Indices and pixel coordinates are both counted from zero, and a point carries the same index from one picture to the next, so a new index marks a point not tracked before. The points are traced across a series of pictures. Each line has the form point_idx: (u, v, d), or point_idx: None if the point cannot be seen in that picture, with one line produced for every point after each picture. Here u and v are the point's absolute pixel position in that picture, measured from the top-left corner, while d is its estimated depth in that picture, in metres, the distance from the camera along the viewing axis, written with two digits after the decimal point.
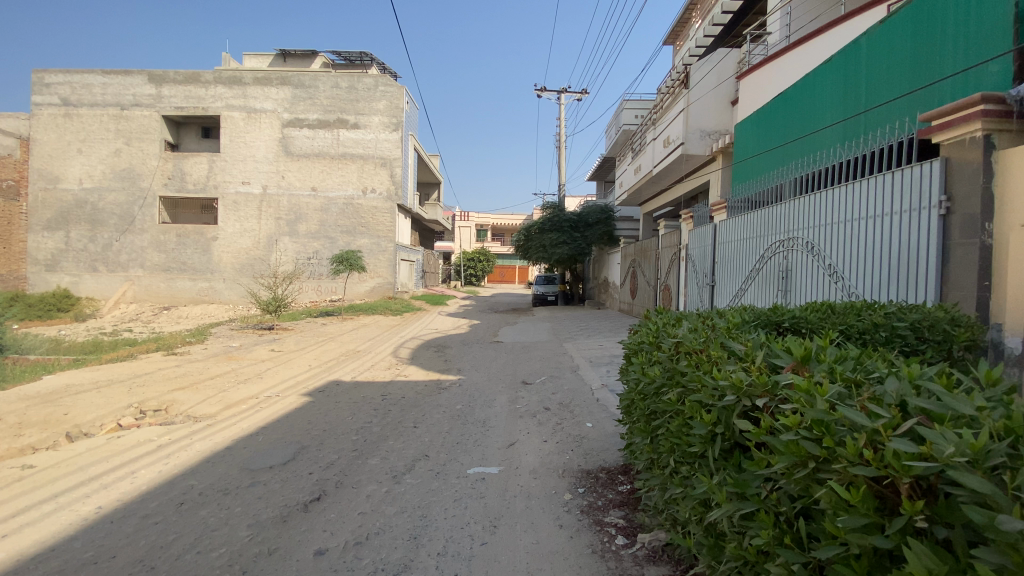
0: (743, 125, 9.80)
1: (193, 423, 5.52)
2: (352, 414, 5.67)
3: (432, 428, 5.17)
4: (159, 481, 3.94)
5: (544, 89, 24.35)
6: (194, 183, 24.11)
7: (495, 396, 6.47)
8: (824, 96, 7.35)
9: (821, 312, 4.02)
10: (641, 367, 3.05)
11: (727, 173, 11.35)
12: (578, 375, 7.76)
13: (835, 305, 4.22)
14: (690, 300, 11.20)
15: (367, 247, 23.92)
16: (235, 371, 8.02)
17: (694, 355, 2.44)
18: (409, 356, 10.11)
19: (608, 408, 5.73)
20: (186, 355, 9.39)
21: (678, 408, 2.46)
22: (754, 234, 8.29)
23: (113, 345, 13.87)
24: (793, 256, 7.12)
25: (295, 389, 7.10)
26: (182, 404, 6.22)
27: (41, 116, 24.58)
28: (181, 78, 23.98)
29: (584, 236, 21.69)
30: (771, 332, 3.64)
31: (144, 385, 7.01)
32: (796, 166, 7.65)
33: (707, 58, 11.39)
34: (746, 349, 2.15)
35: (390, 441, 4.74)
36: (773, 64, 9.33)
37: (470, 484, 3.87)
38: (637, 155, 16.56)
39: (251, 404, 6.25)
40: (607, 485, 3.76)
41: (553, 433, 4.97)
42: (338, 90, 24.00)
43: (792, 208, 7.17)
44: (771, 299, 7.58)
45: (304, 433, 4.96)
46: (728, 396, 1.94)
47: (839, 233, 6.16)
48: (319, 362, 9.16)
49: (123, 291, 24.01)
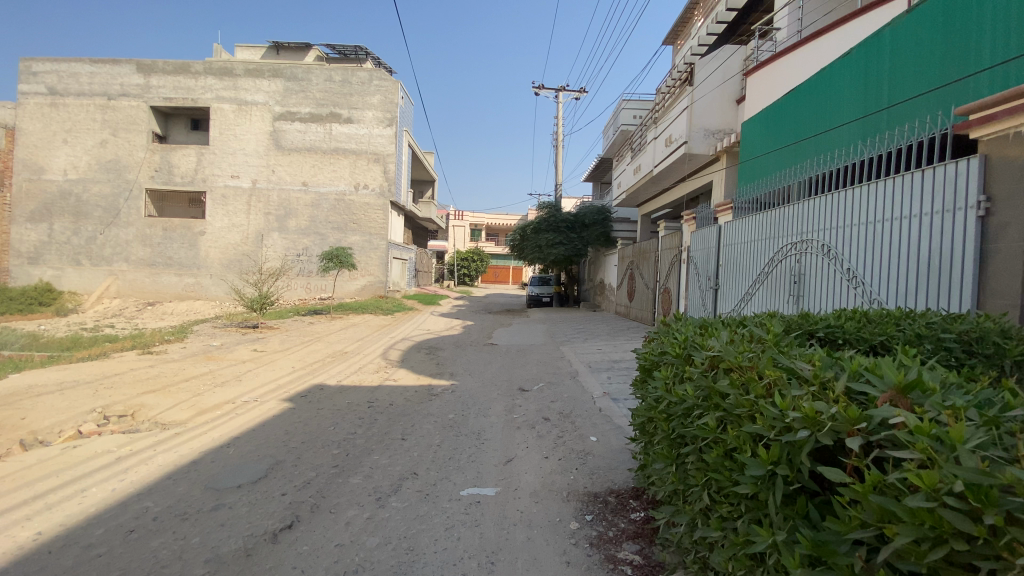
0: (750, 123, 9.43)
1: (160, 432, 5.03)
2: (334, 423, 5.23)
3: (422, 440, 4.73)
4: (109, 503, 3.46)
5: (542, 87, 24.02)
6: (182, 176, 23.45)
7: (490, 405, 6.03)
8: (842, 93, 6.95)
9: (857, 320, 3.62)
10: (664, 378, 2.65)
11: (731, 174, 11.03)
12: (578, 381, 7.34)
13: (869, 314, 3.83)
14: (692, 304, 10.85)
15: (359, 245, 23.37)
16: (212, 373, 7.51)
17: (739, 372, 2.05)
18: (399, 358, 9.63)
19: (613, 421, 5.29)
20: (164, 355, 8.85)
21: (718, 436, 2.06)
22: (763, 236, 7.92)
23: (93, 341, 13.29)
24: (805, 260, 6.77)
25: (275, 394, 6.61)
26: (150, 409, 5.71)
27: (26, 104, 23.58)
28: (170, 68, 23.31)
29: (579, 236, 21.30)
30: (806, 342, 3.23)
31: (112, 387, 6.50)
32: (808, 165, 7.27)
33: (712, 55, 11.05)
34: (814, 368, 1.75)
35: (375, 456, 4.30)
36: (783, 60, 8.93)
37: (462, 509, 3.44)
38: (637, 155, 16.20)
39: (226, 411, 5.75)
40: (618, 512, 3.33)
41: (554, 448, 4.54)
42: (331, 84, 23.42)
43: (805, 209, 6.81)
44: (782, 304, 7.21)
45: (281, 445, 4.49)
46: (800, 431, 1.55)
47: (858, 237, 5.81)
48: (303, 364, 8.66)
49: (106, 285, 23.26)
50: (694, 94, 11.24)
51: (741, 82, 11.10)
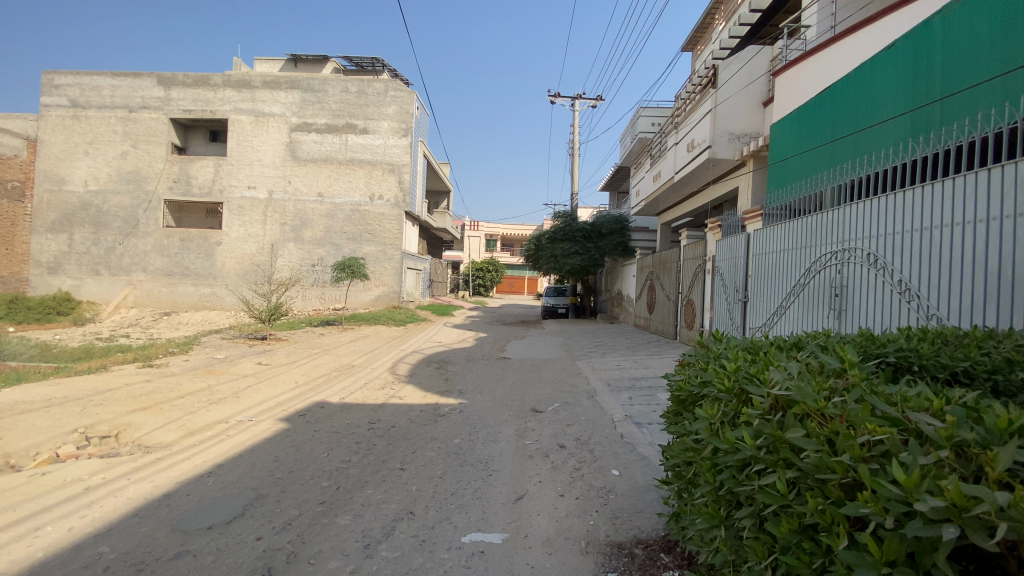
0: (780, 123, 8.85)
1: (140, 457, 4.63)
2: (329, 448, 4.76)
3: (422, 471, 4.24)
4: (62, 546, 3.05)
5: (558, 95, 23.66)
6: (200, 187, 23.55)
7: (501, 428, 5.52)
8: (886, 87, 6.35)
9: (929, 342, 2.94)
10: (707, 414, 2.15)
11: (759, 179, 10.52)
12: (596, 402, 6.78)
13: (942, 335, 3.17)
14: (718, 317, 10.23)
15: (373, 255, 23.16)
16: (210, 389, 7.15)
17: (823, 422, 1.56)
18: (408, 373, 9.17)
19: (636, 450, 4.75)
20: (164, 368, 8.55)
21: (793, 506, 1.56)
22: (797, 245, 7.32)
23: (105, 351, 13.18)
24: (847, 271, 6.16)
25: (271, 413, 6.18)
26: (135, 430, 5.34)
27: (49, 117, 24.05)
28: (190, 81, 23.59)
29: (597, 246, 20.72)
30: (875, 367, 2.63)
31: (101, 404, 6.15)
32: (848, 167, 6.68)
33: (737, 56, 10.52)
34: (944, 427, 1.28)
35: (368, 490, 3.82)
36: (817, 57, 8.35)
37: (462, 561, 2.92)
38: (656, 162, 15.65)
39: (216, 433, 5.33)
40: (647, 569, 2.79)
41: (571, 483, 4.01)
42: (347, 95, 23.49)
43: (845, 216, 6.23)
44: (821, 319, 6.56)
45: (266, 475, 4.04)
46: (941, 527, 1.08)
47: (908, 247, 5.22)
48: (306, 379, 8.26)
49: (124, 295, 23.44)
50: (718, 96, 10.69)
51: (768, 83, 10.55)
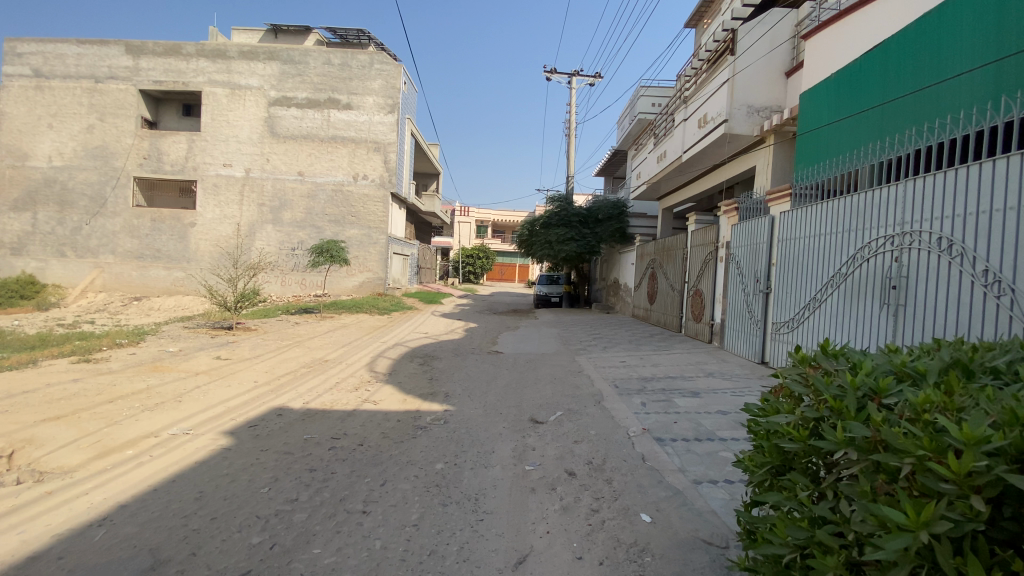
0: (811, 92, 7.85)
1: (23, 489, 3.53)
2: (273, 480, 3.68)
3: (392, 515, 3.20)
4: None
5: (553, 72, 22.42)
6: (171, 164, 21.98)
7: (494, 448, 4.50)
8: (958, 38, 5.33)
9: None
10: (906, 511, 1.14)
11: (780, 157, 9.52)
12: (604, 409, 5.79)
13: None
14: (733, 309, 9.24)
15: (357, 239, 21.87)
16: (149, 392, 6.01)
17: None
18: (387, 371, 8.11)
19: (665, 481, 3.75)
20: (102, 364, 7.34)
21: None
22: (835, 229, 6.34)
23: (61, 339, 11.95)
24: (907, 259, 5.16)
25: (214, 424, 5.08)
26: (35, 448, 4.23)
27: (10, 88, 22.31)
28: (160, 50, 21.98)
29: (593, 232, 19.64)
30: None
31: (8, 413, 5.02)
32: (909, 136, 5.69)
33: (759, 19, 9.41)
34: None
35: (315, 550, 2.78)
36: (858, 14, 7.31)
37: None
38: (660, 141, 14.63)
39: (137, 453, 4.24)
40: None
41: (587, 536, 3.01)
42: (330, 67, 22.01)
43: (900, 194, 5.27)
44: (876, 315, 5.54)
45: (177, 527, 2.96)
46: None
47: (990, 230, 4.24)
48: (269, 378, 7.16)
49: (92, 278, 21.88)
50: (736, 64, 9.60)
51: (792, 50, 9.51)
